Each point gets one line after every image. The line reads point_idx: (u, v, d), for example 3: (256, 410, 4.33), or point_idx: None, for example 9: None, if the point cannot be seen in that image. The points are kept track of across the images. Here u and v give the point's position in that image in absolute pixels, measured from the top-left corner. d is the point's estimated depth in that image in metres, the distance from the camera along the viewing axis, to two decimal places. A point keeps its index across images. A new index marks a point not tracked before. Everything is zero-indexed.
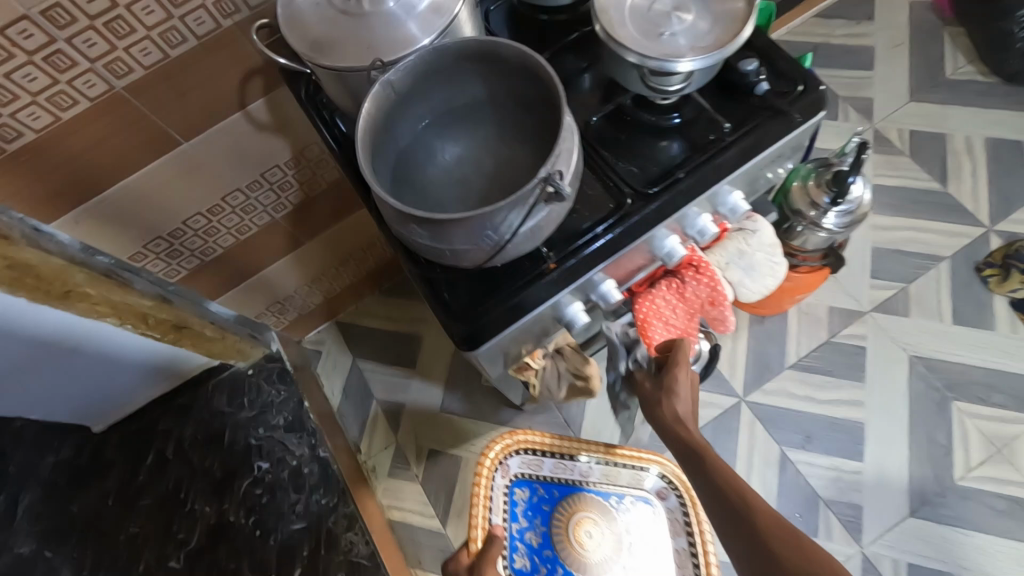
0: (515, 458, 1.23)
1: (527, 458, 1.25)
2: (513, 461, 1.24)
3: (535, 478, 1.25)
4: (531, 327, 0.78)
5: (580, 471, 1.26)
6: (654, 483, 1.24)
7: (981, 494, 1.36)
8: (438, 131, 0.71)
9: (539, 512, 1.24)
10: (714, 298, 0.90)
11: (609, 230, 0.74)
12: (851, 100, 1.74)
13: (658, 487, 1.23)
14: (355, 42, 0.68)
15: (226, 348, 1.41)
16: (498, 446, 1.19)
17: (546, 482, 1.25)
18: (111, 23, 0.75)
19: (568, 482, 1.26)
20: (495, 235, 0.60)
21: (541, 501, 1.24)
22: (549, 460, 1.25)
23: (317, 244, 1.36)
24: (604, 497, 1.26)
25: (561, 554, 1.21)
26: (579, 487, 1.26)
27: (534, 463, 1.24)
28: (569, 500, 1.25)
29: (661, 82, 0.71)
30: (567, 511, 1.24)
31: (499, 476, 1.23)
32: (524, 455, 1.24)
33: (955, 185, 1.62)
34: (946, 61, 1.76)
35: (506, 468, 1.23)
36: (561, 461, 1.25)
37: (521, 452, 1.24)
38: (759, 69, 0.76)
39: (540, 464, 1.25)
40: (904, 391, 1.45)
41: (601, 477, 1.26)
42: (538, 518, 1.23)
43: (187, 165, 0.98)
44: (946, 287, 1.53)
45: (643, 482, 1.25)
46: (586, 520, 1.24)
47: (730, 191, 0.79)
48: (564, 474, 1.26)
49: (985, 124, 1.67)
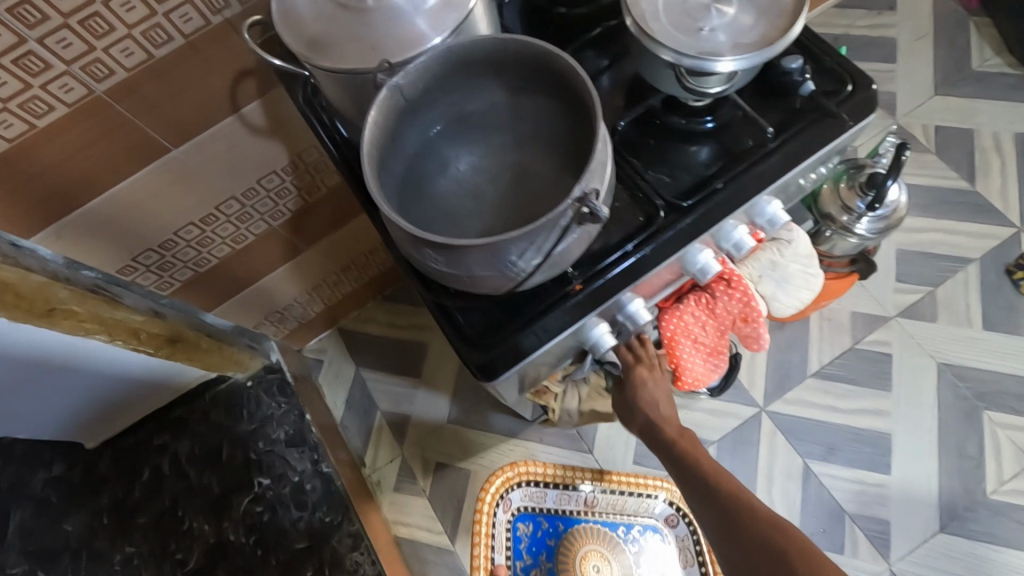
0: (516, 493, 1.22)
1: (530, 491, 1.24)
2: (515, 495, 1.22)
3: (538, 511, 1.24)
4: (552, 351, 0.72)
5: (585, 501, 1.25)
6: (661, 510, 1.23)
7: (1014, 508, 1.30)
8: (450, 138, 0.64)
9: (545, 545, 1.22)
10: (747, 314, 0.83)
11: (639, 247, 0.67)
12: None
13: (665, 513, 1.23)
14: (357, 41, 0.61)
15: (225, 360, 1.33)
16: (503, 476, 1.20)
17: (551, 516, 1.24)
18: (88, 21, 0.68)
19: (574, 514, 1.24)
20: (519, 262, 0.54)
21: (546, 534, 1.23)
22: (552, 492, 1.25)
23: (318, 251, 1.30)
24: (612, 529, 1.23)
25: None
26: (585, 518, 1.24)
27: (537, 496, 1.24)
28: (577, 533, 1.22)
29: (699, 83, 0.64)
30: (574, 544, 1.21)
31: (502, 512, 1.20)
32: (525, 488, 1.23)
33: (983, 183, 1.55)
34: (972, 52, 1.68)
35: (508, 501, 1.21)
36: (564, 492, 1.24)
37: (523, 485, 1.23)
38: (804, 66, 0.70)
39: (543, 496, 1.24)
40: (932, 400, 1.39)
41: (607, 508, 1.25)
42: (545, 552, 1.22)
43: (177, 174, 0.91)
44: (975, 291, 1.46)
45: (651, 509, 1.24)
46: (595, 552, 1.21)
47: (768, 201, 0.72)
48: (567, 505, 1.24)
49: (1014, 118, 1.60)
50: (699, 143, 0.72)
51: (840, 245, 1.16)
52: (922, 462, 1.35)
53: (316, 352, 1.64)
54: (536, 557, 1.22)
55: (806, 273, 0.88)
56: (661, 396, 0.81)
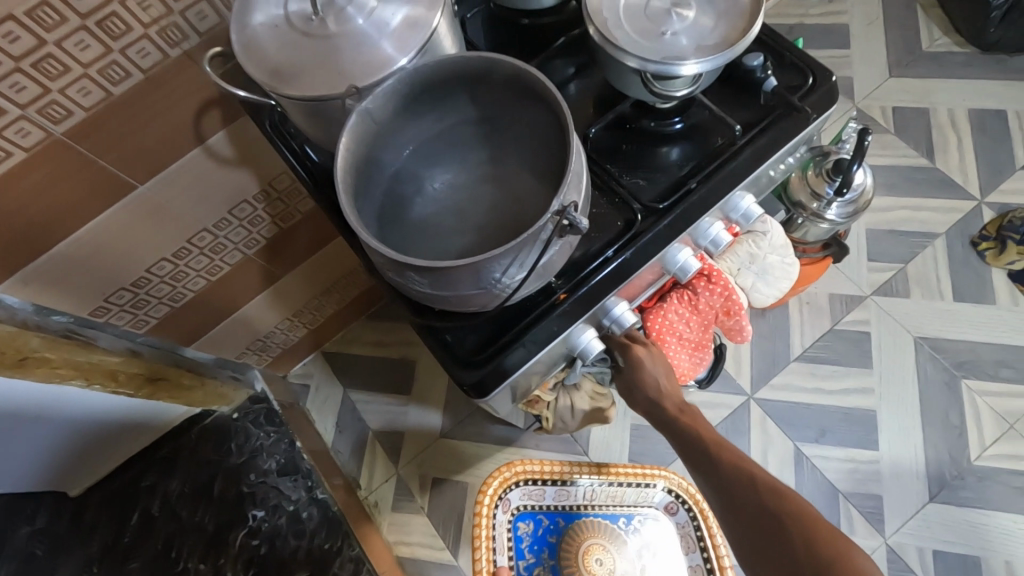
0: (513, 493, 1.17)
1: (528, 489, 1.18)
2: (512, 495, 1.17)
3: (537, 509, 1.21)
4: (542, 362, 0.72)
5: (584, 495, 1.21)
6: (660, 499, 1.20)
7: (999, 472, 1.34)
8: (424, 158, 0.64)
9: (546, 542, 1.23)
10: (729, 307, 0.84)
11: (620, 252, 0.68)
12: None
13: (666, 502, 1.19)
14: (323, 67, 0.60)
15: (208, 396, 1.30)
16: (498, 480, 1.12)
17: (551, 512, 1.23)
18: (42, 64, 0.67)
19: (573, 507, 1.22)
20: (503, 279, 0.54)
21: (546, 531, 1.23)
22: (549, 489, 1.20)
23: (297, 276, 1.28)
24: (612, 520, 1.23)
25: None
26: (584, 512, 1.23)
27: (536, 494, 1.19)
28: (577, 528, 1.22)
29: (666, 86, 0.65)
30: (575, 539, 1.21)
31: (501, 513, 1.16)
32: (522, 488, 1.17)
33: (943, 159, 1.60)
34: (922, 34, 1.74)
35: (507, 503, 1.16)
36: (562, 488, 1.20)
37: (520, 485, 1.16)
38: (765, 64, 0.72)
39: (541, 493, 1.20)
40: (912, 373, 1.43)
41: (608, 500, 1.21)
42: (547, 549, 1.23)
43: (145, 210, 0.89)
44: (944, 264, 1.51)
45: (650, 498, 1.20)
46: (596, 545, 1.21)
47: (741, 197, 0.73)
48: (565, 500, 1.21)
49: (967, 95, 1.66)
50: (671, 145, 0.73)
51: (819, 229, 1.16)
52: (909, 436, 1.38)
53: (303, 377, 1.62)
54: (538, 555, 1.23)
55: (782, 261, 0.90)
56: (654, 371, 0.77)
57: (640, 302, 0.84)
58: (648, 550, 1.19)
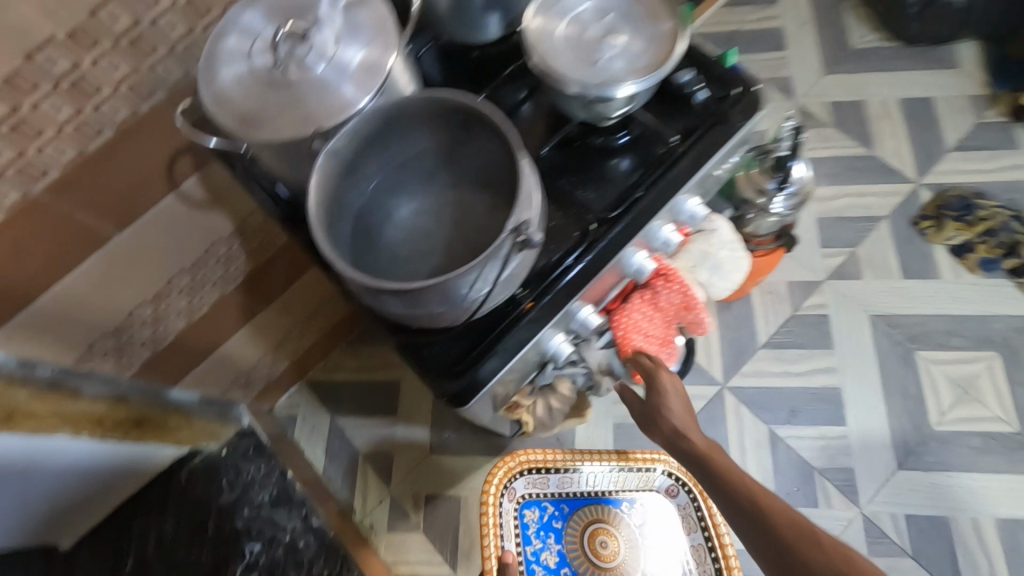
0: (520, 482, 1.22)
1: (533, 478, 1.24)
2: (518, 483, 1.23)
3: (542, 498, 1.26)
4: (517, 368, 0.77)
5: (587, 482, 1.26)
6: (661, 482, 1.27)
7: (958, 435, 1.43)
8: (391, 190, 0.69)
9: (552, 532, 1.25)
10: (688, 303, 0.89)
11: (580, 259, 0.74)
12: (772, 81, 1.81)
13: (666, 485, 1.26)
14: (290, 113, 0.65)
15: (194, 434, 1.31)
16: (501, 473, 1.17)
17: (556, 499, 1.26)
18: (18, 126, 0.70)
19: (578, 494, 1.27)
20: (471, 294, 0.59)
21: (553, 519, 1.26)
22: (553, 477, 1.25)
23: (276, 309, 1.31)
24: (615, 505, 1.28)
25: (579, 568, 1.23)
26: (587, 496, 1.27)
27: (541, 483, 1.24)
28: (581, 513, 1.26)
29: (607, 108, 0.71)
30: (580, 524, 1.25)
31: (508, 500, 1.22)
32: (528, 477, 1.23)
33: (880, 147, 1.71)
34: (850, 32, 1.86)
35: (512, 491, 1.22)
36: (563, 475, 1.25)
37: (525, 474, 1.24)
38: (695, 78, 0.79)
39: (547, 482, 1.25)
40: (871, 350, 1.51)
41: (610, 485, 1.27)
42: (555, 537, 1.25)
43: (124, 257, 0.92)
44: (890, 245, 1.60)
45: (652, 482, 1.27)
46: (602, 529, 1.26)
47: (687, 200, 0.80)
48: (569, 488, 1.26)
49: (896, 86, 1.78)
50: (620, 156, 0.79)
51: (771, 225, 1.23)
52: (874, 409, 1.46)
53: (287, 410, 1.63)
54: (545, 545, 1.24)
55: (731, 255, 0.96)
56: (672, 402, 0.84)
57: (605, 304, 0.89)
58: (651, 530, 1.25)
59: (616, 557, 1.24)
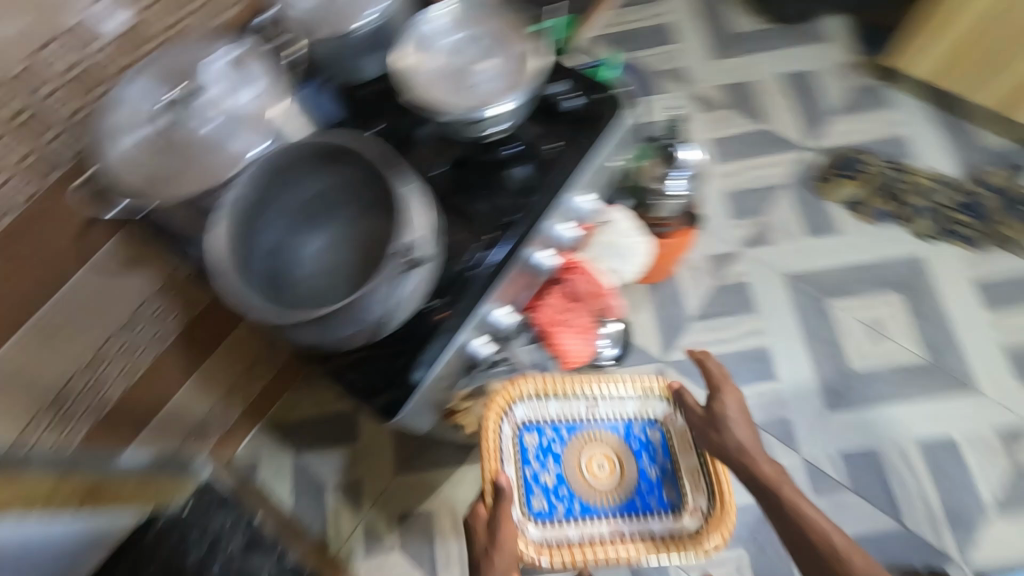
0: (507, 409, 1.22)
1: (533, 404, 1.27)
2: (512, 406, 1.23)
3: (540, 427, 1.26)
4: (445, 374, 0.82)
5: (584, 407, 1.27)
6: (660, 409, 1.27)
7: (876, 371, 1.56)
8: (296, 230, 0.74)
9: (551, 460, 1.24)
10: (598, 290, 1.00)
11: (484, 266, 0.80)
12: (667, 73, 1.94)
13: (664, 412, 1.27)
14: (188, 171, 0.73)
15: (151, 495, 1.26)
16: (497, 398, 1.19)
17: (555, 424, 1.26)
18: None
19: (577, 423, 1.27)
20: (375, 314, 0.66)
21: (551, 448, 1.24)
22: (552, 404, 1.27)
23: (219, 358, 1.33)
24: (614, 430, 1.27)
25: (573, 488, 1.22)
26: (588, 425, 1.27)
27: (540, 408, 1.26)
28: (584, 443, 1.25)
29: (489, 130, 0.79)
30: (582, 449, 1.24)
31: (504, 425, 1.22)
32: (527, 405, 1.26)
33: (770, 120, 1.85)
34: (730, 19, 2.01)
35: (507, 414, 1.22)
36: (561, 404, 1.27)
37: (526, 402, 1.26)
38: (563, 90, 0.89)
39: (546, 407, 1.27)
40: (789, 306, 1.64)
41: (611, 413, 1.28)
42: (553, 465, 1.24)
43: (51, 331, 0.93)
44: (792, 209, 1.74)
45: (653, 409, 1.28)
46: (602, 454, 1.24)
47: (581, 200, 0.89)
48: (569, 416, 1.27)
49: (776, 63, 1.93)
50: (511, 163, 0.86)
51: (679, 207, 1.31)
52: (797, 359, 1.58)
53: (248, 457, 1.63)
54: (544, 472, 1.23)
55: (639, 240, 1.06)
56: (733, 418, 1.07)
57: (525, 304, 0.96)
58: (650, 452, 1.24)
59: (613, 485, 1.22)
